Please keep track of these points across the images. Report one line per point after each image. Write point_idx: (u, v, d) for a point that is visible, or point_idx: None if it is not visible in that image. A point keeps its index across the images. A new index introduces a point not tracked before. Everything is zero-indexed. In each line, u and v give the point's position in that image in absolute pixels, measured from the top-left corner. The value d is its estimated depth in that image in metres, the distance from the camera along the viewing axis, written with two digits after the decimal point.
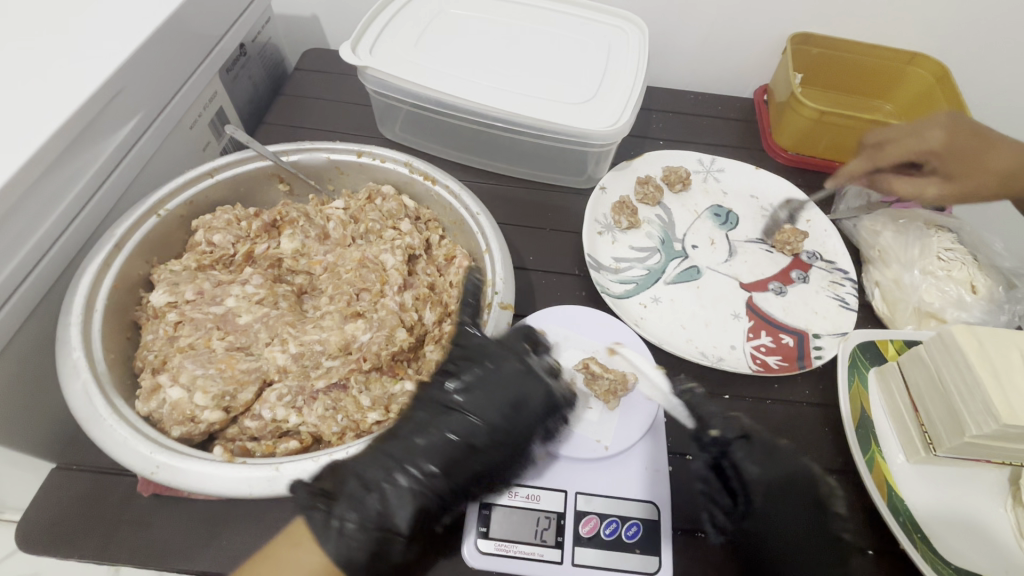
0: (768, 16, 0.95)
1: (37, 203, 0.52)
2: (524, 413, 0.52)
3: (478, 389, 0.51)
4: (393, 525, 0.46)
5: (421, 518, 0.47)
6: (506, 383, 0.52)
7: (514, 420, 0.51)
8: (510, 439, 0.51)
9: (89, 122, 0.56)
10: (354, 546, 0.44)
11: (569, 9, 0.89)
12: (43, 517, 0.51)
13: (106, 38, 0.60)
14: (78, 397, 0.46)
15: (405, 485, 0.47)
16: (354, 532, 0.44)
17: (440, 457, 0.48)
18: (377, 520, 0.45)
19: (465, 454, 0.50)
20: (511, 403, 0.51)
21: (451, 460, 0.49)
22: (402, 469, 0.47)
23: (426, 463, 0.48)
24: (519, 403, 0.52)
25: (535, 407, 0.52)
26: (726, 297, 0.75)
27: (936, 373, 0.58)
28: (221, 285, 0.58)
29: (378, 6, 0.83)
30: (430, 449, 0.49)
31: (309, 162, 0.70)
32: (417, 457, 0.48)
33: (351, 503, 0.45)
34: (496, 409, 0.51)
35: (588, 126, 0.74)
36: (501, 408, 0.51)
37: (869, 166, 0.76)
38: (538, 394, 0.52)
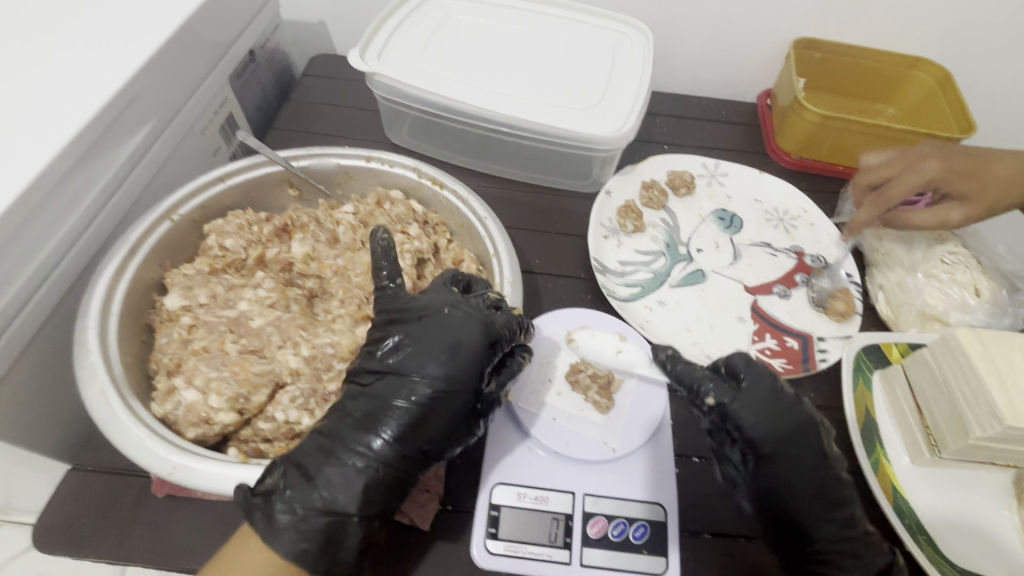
0: (771, 21, 0.96)
1: (54, 207, 0.53)
2: (461, 356, 0.49)
3: (410, 354, 0.50)
4: (352, 500, 0.45)
5: (381, 487, 0.46)
6: (434, 333, 0.50)
7: (454, 368, 0.49)
8: (454, 389, 0.49)
9: (104, 129, 0.57)
10: (303, 537, 0.43)
11: (574, 15, 0.90)
12: (61, 517, 0.52)
13: (121, 45, 0.61)
14: (95, 398, 0.47)
15: (348, 464, 0.46)
16: (297, 522, 0.44)
17: (387, 424, 0.47)
18: (331, 503, 0.44)
19: (416, 415, 0.47)
20: (436, 352, 0.49)
21: (397, 425, 0.47)
22: (344, 449, 0.46)
23: (371, 435, 0.47)
24: (449, 347, 0.49)
25: (456, 351, 0.49)
26: (731, 301, 0.75)
27: (940, 375, 0.58)
28: (233, 289, 0.59)
29: (385, 13, 0.84)
30: (369, 421, 0.47)
31: (318, 168, 0.71)
32: (360, 433, 0.47)
33: (298, 490, 0.45)
34: (432, 360, 0.49)
35: (594, 132, 0.75)
36: (437, 355, 0.49)
37: (876, 210, 0.74)
38: (461, 334, 0.50)
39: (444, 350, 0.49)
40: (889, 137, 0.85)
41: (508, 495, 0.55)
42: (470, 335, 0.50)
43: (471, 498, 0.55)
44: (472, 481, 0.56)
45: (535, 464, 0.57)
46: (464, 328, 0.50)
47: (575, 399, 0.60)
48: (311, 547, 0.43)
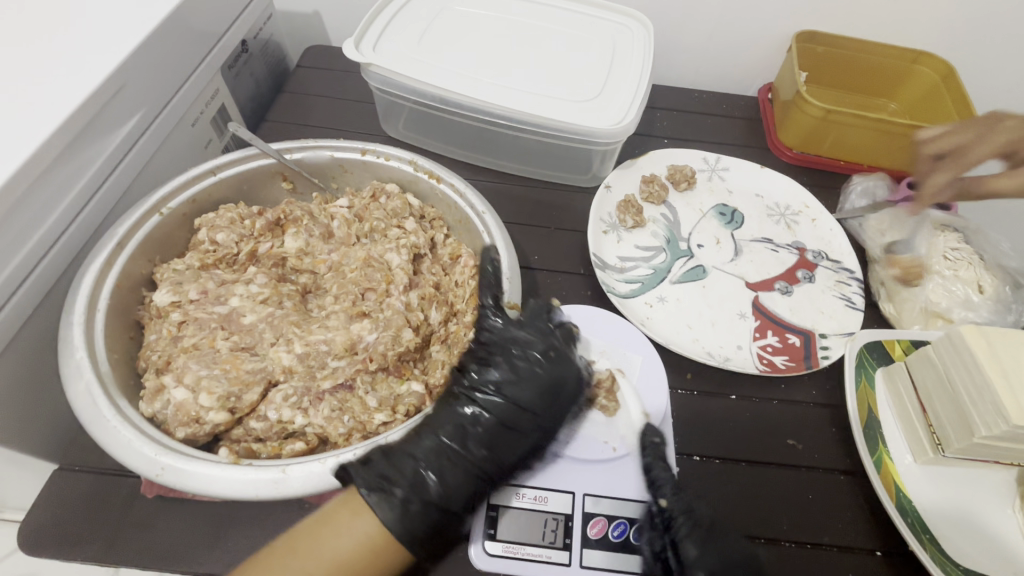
0: (773, 13, 0.94)
1: (39, 201, 0.52)
2: (561, 396, 0.53)
3: (512, 380, 0.52)
4: (455, 502, 0.48)
5: (475, 495, 0.49)
6: (539, 370, 0.52)
7: (550, 404, 0.52)
8: (550, 421, 0.52)
9: (90, 119, 0.56)
10: (418, 521, 0.45)
11: (573, 6, 0.88)
12: (48, 518, 0.51)
13: (107, 33, 0.59)
14: (81, 397, 0.46)
15: (458, 467, 0.48)
16: (416, 511, 0.46)
17: (490, 442, 0.50)
18: (445, 498, 0.47)
19: (512, 437, 0.51)
20: (541, 388, 0.52)
21: (500, 442, 0.50)
22: (453, 452, 0.49)
23: (480, 447, 0.50)
24: (549, 387, 0.52)
25: (558, 392, 0.52)
26: (732, 297, 0.74)
27: (945, 373, 0.58)
28: (225, 285, 0.57)
29: (381, 3, 0.82)
30: (481, 434, 0.50)
31: (312, 160, 0.69)
32: (465, 441, 0.49)
33: (421, 480, 0.47)
34: (538, 392, 0.52)
35: (593, 125, 0.73)
36: (539, 390, 0.52)
37: (955, 175, 0.63)
38: (560, 378, 0.53)
39: (550, 389, 0.52)
40: (892, 131, 0.84)
41: (508, 495, 0.53)
42: (568, 378, 0.53)
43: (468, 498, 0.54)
44: None
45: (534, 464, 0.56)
46: (569, 370, 0.53)
47: None
48: (419, 533, 0.45)
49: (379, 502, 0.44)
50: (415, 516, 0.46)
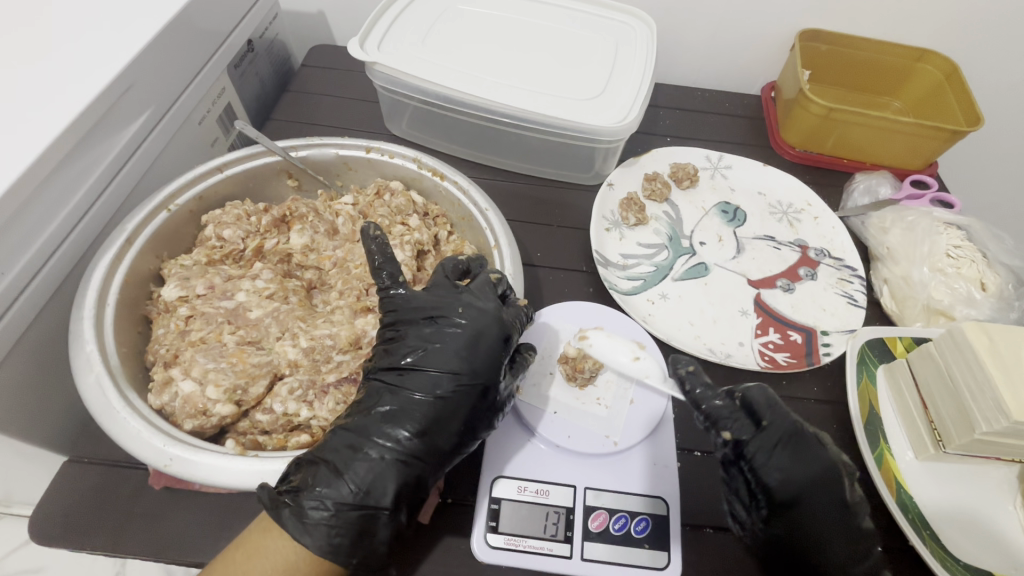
0: (776, 12, 0.94)
1: (49, 197, 0.53)
2: (482, 347, 0.50)
3: (425, 350, 0.50)
4: (379, 494, 0.45)
5: (412, 476, 0.47)
6: (448, 332, 0.50)
7: (473, 359, 0.50)
8: (476, 381, 0.49)
9: (99, 118, 0.57)
10: (335, 531, 0.44)
11: (577, 5, 0.89)
12: (58, 507, 0.52)
13: (116, 32, 0.60)
14: (91, 389, 0.47)
15: (376, 457, 0.46)
16: (329, 519, 0.44)
17: (412, 419, 0.47)
18: (361, 497, 0.45)
19: (440, 408, 0.48)
20: (459, 344, 0.50)
21: (422, 419, 0.48)
22: (369, 443, 0.47)
23: (397, 429, 0.47)
24: (466, 339, 0.50)
25: (477, 343, 0.50)
26: (734, 294, 0.74)
27: (946, 370, 0.58)
28: (231, 280, 0.58)
29: (386, 3, 0.83)
30: (391, 418, 0.48)
31: (318, 158, 0.70)
32: (385, 426, 0.47)
33: (333, 491, 0.45)
34: (451, 354, 0.49)
35: (596, 122, 0.74)
36: (453, 351, 0.50)
37: None
38: (481, 330, 0.51)
39: (470, 341, 0.50)
40: (894, 130, 0.84)
41: (509, 488, 0.54)
42: (491, 328, 0.51)
43: (470, 492, 0.55)
44: (471, 473, 0.56)
45: (536, 458, 0.56)
46: (485, 320, 0.51)
47: (575, 391, 0.60)
48: (343, 546, 0.44)
49: (314, 521, 0.44)
50: (334, 526, 0.44)
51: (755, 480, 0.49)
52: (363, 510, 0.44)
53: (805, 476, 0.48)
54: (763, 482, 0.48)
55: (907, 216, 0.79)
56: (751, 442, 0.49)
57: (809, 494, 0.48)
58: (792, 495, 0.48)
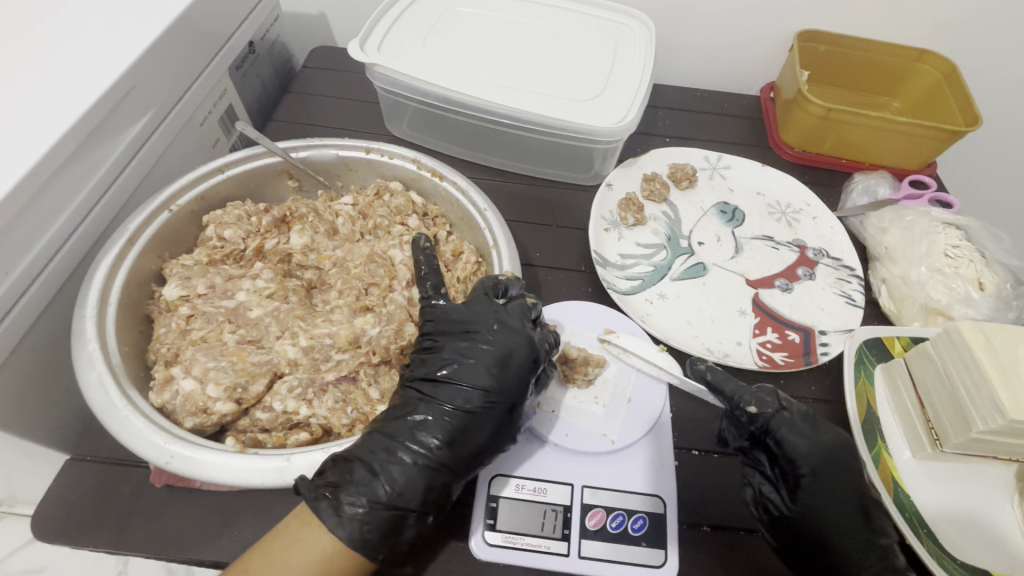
0: (776, 13, 0.95)
1: (53, 198, 0.53)
2: (513, 365, 0.51)
3: (459, 362, 0.51)
4: (409, 497, 0.46)
5: (439, 484, 0.48)
6: (482, 347, 0.51)
7: (504, 376, 0.50)
8: (504, 398, 0.50)
9: (102, 119, 0.57)
10: (366, 527, 0.45)
11: (576, 6, 0.89)
12: (61, 504, 0.52)
13: (119, 35, 0.61)
14: (93, 387, 0.47)
15: (408, 462, 0.47)
16: (363, 515, 0.45)
17: (443, 428, 0.49)
18: (393, 497, 0.46)
19: (469, 420, 0.49)
20: (491, 361, 0.51)
21: (452, 429, 0.49)
22: (402, 448, 0.48)
23: (428, 436, 0.48)
24: (497, 356, 0.51)
25: (509, 362, 0.51)
26: (732, 294, 0.75)
27: (943, 369, 0.58)
28: (232, 280, 0.59)
29: (386, 4, 0.83)
30: (423, 425, 0.49)
31: (318, 159, 0.71)
32: (417, 433, 0.48)
33: (369, 488, 0.46)
34: (483, 369, 0.50)
35: (595, 123, 0.74)
36: (486, 366, 0.50)
37: None
38: (513, 349, 0.51)
39: (502, 360, 0.51)
40: (893, 130, 0.84)
41: (507, 487, 0.54)
42: (523, 349, 0.52)
43: (469, 489, 0.55)
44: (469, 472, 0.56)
45: (534, 457, 0.56)
46: (518, 340, 0.52)
47: (573, 391, 0.60)
48: (375, 543, 0.45)
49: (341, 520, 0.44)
50: (367, 523, 0.45)
51: (780, 451, 0.53)
52: (394, 511, 0.45)
53: (824, 449, 0.52)
54: (789, 452, 0.52)
55: (905, 216, 0.79)
56: (776, 416, 0.53)
57: (827, 467, 0.52)
58: (812, 466, 0.52)
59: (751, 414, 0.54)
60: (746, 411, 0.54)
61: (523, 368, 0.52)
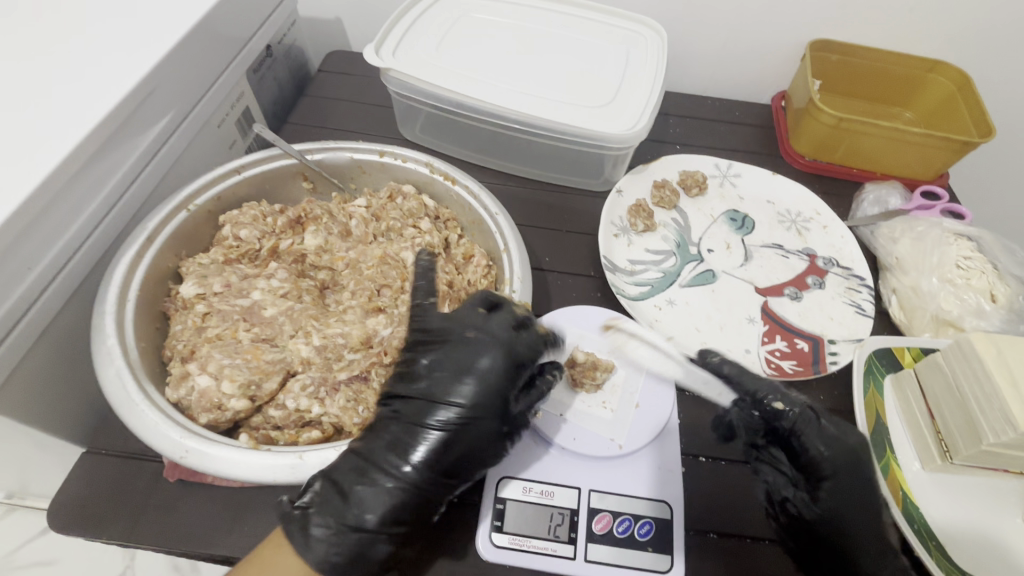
0: (788, 22, 0.95)
1: (75, 196, 0.55)
2: (489, 381, 0.51)
3: (436, 379, 0.52)
4: (379, 518, 0.47)
5: (413, 503, 0.48)
6: (459, 363, 0.52)
7: (480, 392, 0.51)
8: (480, 416, 0.50)
9: (124, 120, 0.59)
10: (335, 550, 0.46)
11: (588, 14, 0.90)
12: (78, 497, 0.53)
13: (143, 38, 0.62)
14: (112, 382, 0.48)
15: (381, 484, 0.48)
16: (330, 537, 0.46)
17: (416, 449, 0.49)
18: (360, 518, 0.47)
19: (444, 440, 0.49)
20: (467, 376, 0.51)
21: (427, 450, 0.49)
22: (376, 469, 0.48)
23: (401, 458, 0.49)
24: (473, 371, 0.51)
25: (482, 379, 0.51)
26: (742, 301, 0.75)
27: (954, 381, 0.58)
28: (247, 279, 0.59)
29: (401, 9, 0.84)
30: (397, 447, 0.49)
31: (333, 161, 0.72)
32: (392, 455, 0.49)
33: (344, 511, 0.47)
34: (460, 386, 0.51)
35: (606, 129, 0.75)
36: (461, 384, 0.51)
37: None
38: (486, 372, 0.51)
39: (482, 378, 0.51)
40: (905, 140, 0.84)
41: (514, 489, 0.55)
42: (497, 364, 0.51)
43: (476, 490, 0.55)
44: (476, 475, 0.57)
45: (541, 459, 0.57)
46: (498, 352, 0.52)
47: (581, 395, 0.60)
48: (345, 567, 0.46)
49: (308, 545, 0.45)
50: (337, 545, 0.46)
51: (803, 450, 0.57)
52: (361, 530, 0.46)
53: (847, 452, 0.56)
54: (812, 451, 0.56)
55: (916, 227, 0.79)
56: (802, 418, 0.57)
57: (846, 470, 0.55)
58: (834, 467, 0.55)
59: (776, 409, 0.58)
60: (771, 407, 0.58)
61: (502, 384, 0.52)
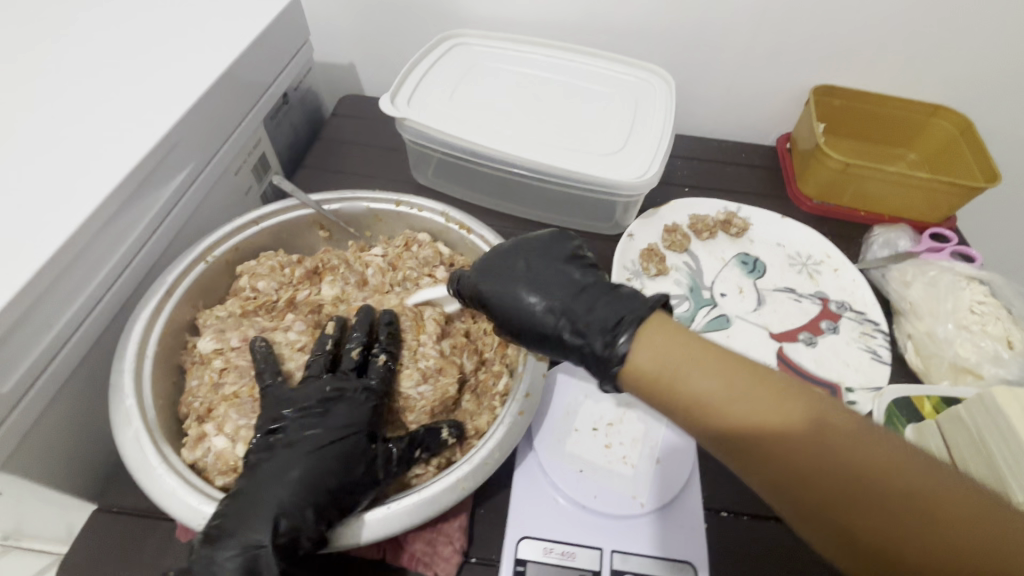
0: (790, 70, 0.98)
1: (96, 252, 0.55)
2: (351, 407, 0.51)
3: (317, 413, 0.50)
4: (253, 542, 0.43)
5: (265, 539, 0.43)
6: (334, 402, 0.51)
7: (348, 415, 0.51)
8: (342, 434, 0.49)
9: (147, 173, 0.60)
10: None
11: (598, 63, 0.92)
12: (92, 556, 0.54)
13: (169, 94, 0.64)
14: (130, 444, 0.47)
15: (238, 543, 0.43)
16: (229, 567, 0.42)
17: (294, 473, 0.46)
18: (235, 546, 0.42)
19: (319, 463, 0.47)
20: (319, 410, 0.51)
21: (306, 475, 0.46)
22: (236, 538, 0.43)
23: (268, 504, 0.45)
24: (343, 398, 0.52)
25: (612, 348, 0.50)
26: (756, 348, 0.75)
27: (978, 435, 0.57)
28: (265, 332, 0.59)
29: (413, 60, 0.87)
30: (273, 481, 0.46)
31: (349, 211, 0.72)
32: (268, 493, 0.45)
33: (240, 532, 0.43)
34: (325, 420, 0.50)
35: (617, 177, 0.76)
36: (333, 420, 0.50)
37: None
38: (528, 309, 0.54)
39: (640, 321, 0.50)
40: (911, 184, 0.85)
41: (535, 550, 0.53)
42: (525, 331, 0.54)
43: (495, 548, 0.54)
44: (495, 531, 0.56)
45: (562, 517, 0.55)
46: None
47: (602, 450, 0.60)
48: None
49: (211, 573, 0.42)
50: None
51: None
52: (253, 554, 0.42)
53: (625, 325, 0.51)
54: None
55: (928, 270, 0.79)
56: None
57: None
58: None
59: None
60: None
61: (365, 411, 0.52)
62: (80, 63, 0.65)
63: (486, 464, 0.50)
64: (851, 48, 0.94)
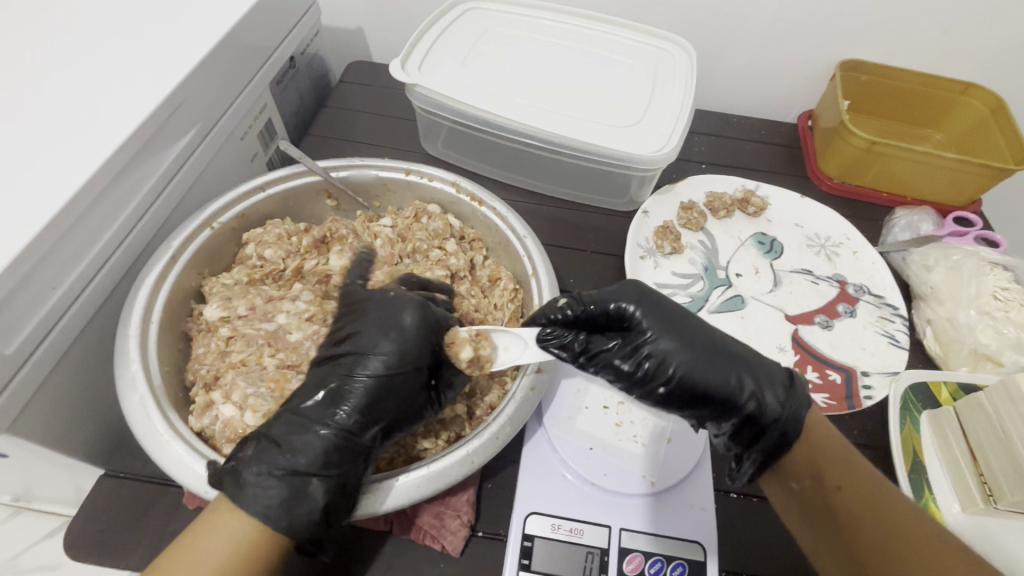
0: (817, 43, 0.94)
1: (99, 215, 0.54)
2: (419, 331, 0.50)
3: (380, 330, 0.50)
4: (313, 464, 0.44)
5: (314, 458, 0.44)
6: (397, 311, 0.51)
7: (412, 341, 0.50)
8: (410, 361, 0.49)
9: (152, 134, 0.58)
10: (270, 503, 0.42)
11: (616, 31, 0.89)
12: (98, 520, 0.54)
13: (172, 50, 0.62)
14: (137, 410, 0.47)
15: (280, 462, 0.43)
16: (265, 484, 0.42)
17: (348, 399, 0.47)
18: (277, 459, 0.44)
19: (373, 390, 0.47)
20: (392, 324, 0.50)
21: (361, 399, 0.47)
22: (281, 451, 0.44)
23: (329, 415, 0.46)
24: (398, 326, 0.50)
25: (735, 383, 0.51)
26: (771, 330, 0.73)
27: (998, 422, 0.55)
28: (272, 301, 0.59)
29: (425, 25, 0.83)
30: (332, 396, 0.47)
31: (357, 178, 0.71)
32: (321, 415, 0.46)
33: (285, 447, 0.44)
34: (388, 335, 0.49)
35: (634, 151, 0.73)
36: (397, 335, 0.49)
37: None
38: (703, 353, 0.52)
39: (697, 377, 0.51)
40: (939, 165, 0.82)
41: (543, 526, 0.53)
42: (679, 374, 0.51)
43: (502, 524, 0.54)
44: (504, 506, 0.55)
45: (570, 494, 0.55)
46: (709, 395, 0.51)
47: (613, 430, 0.59)
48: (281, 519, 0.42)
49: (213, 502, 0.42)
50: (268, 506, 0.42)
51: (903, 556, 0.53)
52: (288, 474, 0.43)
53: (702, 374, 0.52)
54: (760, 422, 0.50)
55: (952, 255, 0.77)
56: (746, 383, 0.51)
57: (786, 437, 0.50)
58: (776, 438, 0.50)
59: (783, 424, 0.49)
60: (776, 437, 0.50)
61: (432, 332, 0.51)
62: (77, 15, 0.62)
63: (497, 439, 0.49)
64: (883, 21, 0.90)
